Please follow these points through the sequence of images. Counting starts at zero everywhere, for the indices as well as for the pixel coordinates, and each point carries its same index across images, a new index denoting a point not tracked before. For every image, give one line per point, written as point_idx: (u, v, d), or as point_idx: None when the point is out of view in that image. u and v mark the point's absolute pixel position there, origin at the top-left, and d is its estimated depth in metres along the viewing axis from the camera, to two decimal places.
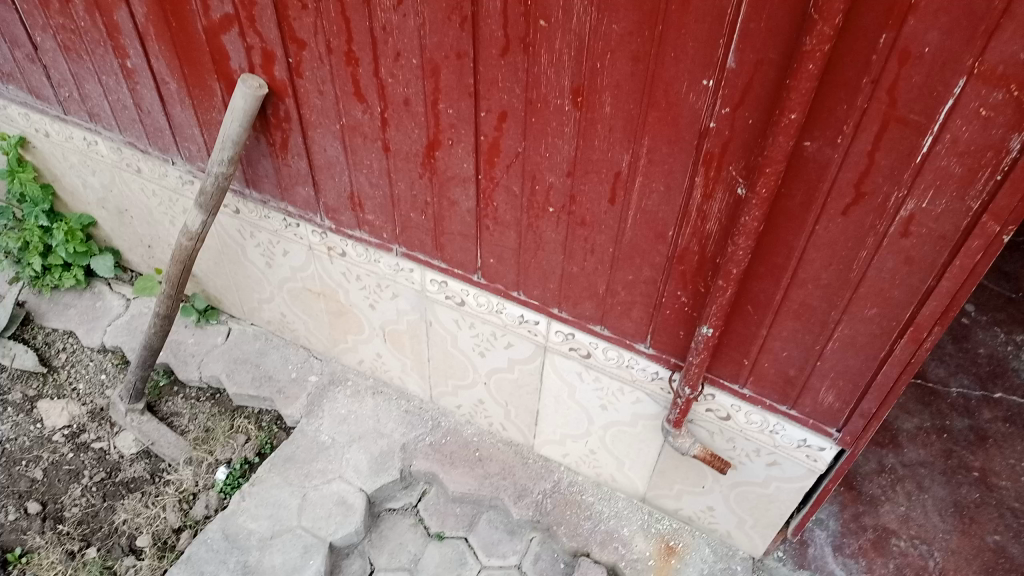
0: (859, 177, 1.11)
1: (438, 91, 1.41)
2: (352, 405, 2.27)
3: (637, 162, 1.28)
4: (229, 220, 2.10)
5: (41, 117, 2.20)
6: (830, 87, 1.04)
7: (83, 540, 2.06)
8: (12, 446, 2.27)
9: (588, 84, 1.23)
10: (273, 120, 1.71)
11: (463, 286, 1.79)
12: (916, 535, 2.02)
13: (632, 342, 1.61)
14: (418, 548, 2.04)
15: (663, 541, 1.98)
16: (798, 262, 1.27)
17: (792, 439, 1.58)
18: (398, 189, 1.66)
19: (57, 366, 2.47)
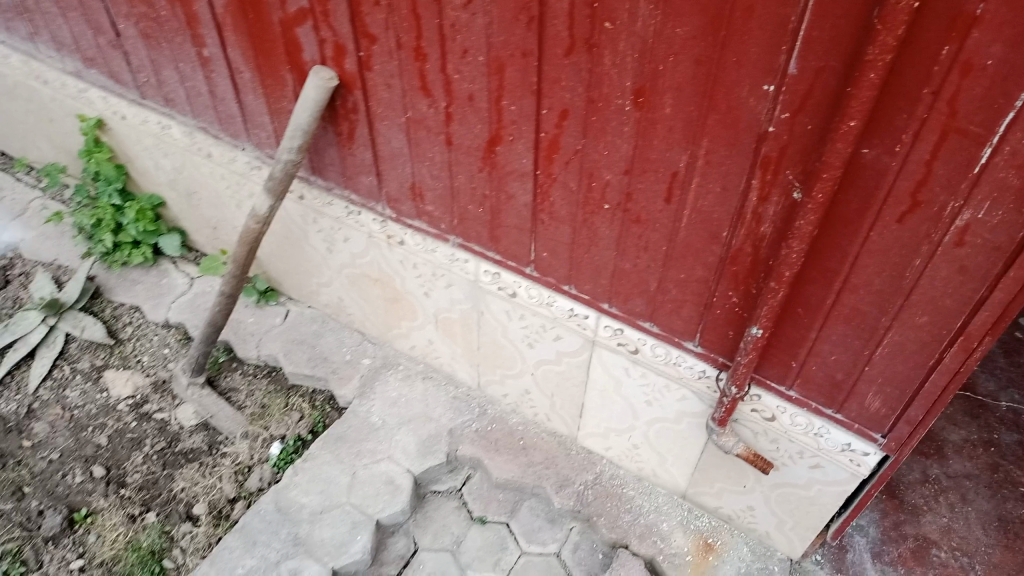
0: (916, 186, 1.13)
1: (502, 88, 1.45)
2: (403, 388, 2.33)
3: (695, 163, 1.31)
4: (293, 205, 2.17)
5: (120, 100, 2.31)
6: (891, 96, 1.06)
7: (144, 504, 2.16)
8: (80, 412, 2.39)
9: (650, 85, 1.26)
10: (341, 111, 1.77)
11: (516, 278, 1.83)
12: (958, 547, 2.02)
13: (679, 340, 1.65)
14: (461, 530, 2.10)
15: (702, 537, 2.01)
16: (850, 268, 1.29)
17: (836, 443, 1.60)
18: (458, 182, 1.71)
19: (123, 338, 2.58)
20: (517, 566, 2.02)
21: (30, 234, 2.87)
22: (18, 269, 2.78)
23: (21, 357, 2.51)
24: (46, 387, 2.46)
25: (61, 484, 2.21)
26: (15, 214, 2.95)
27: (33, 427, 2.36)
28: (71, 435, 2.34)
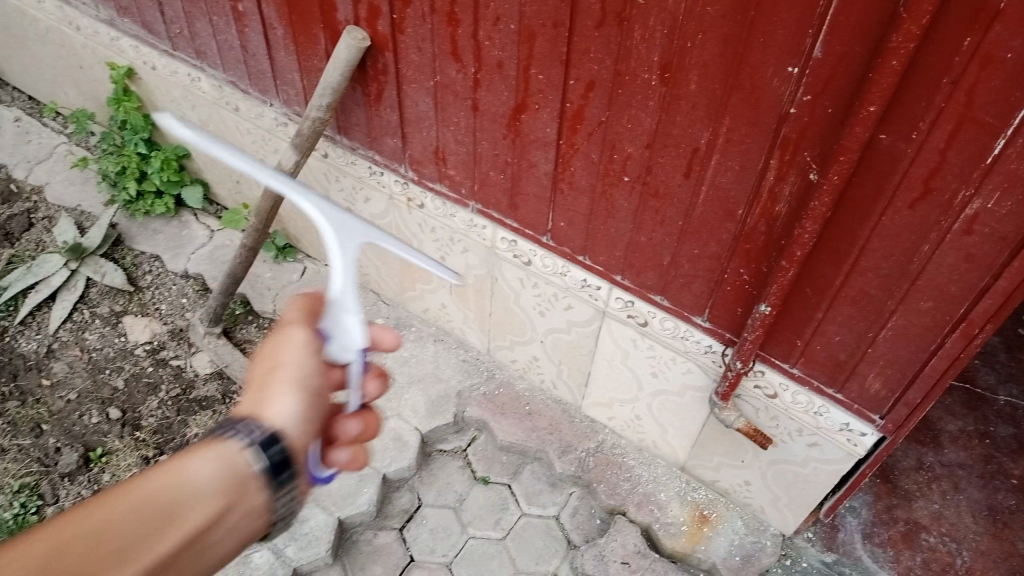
0: (929, 174, 1.16)
1: (531, 57, 1.48)
2: (415, 349, 2.39)
3: (716, 140, 1.34)
4: (317, 163, 2.21)
5: (151, 51, 2.34)
6: (911, 84, 1.09)
7: (157, 448, 2.25)
8: (98, 355, 2.46)
9: (677, 62, 1.29)
10: (371, 72, 1.81)
11: (532, 247, 1.87)
12: (947, 533, 2.07)
13: (689, 315, 1.69)
14: (464, 488, 2.17)
15: (698, 508, 2.07)
16: (860, 250, 1.32)
17: (835, 422, 1.64)
18: (481, 148, 1.74)
19: (142, 286, 2.64)
20: (517, 526, 2.09)
21: (54, 179, 2.92)
22: (42, 212, 2.83)
23: (42, 299, 2.57)
24: (65, 328, 2.52)
25: (78, 423, 2.29)
26: (40, 158, 3.00)
27: (52, 366, 2.43)
28: (89, 376, 2.41)
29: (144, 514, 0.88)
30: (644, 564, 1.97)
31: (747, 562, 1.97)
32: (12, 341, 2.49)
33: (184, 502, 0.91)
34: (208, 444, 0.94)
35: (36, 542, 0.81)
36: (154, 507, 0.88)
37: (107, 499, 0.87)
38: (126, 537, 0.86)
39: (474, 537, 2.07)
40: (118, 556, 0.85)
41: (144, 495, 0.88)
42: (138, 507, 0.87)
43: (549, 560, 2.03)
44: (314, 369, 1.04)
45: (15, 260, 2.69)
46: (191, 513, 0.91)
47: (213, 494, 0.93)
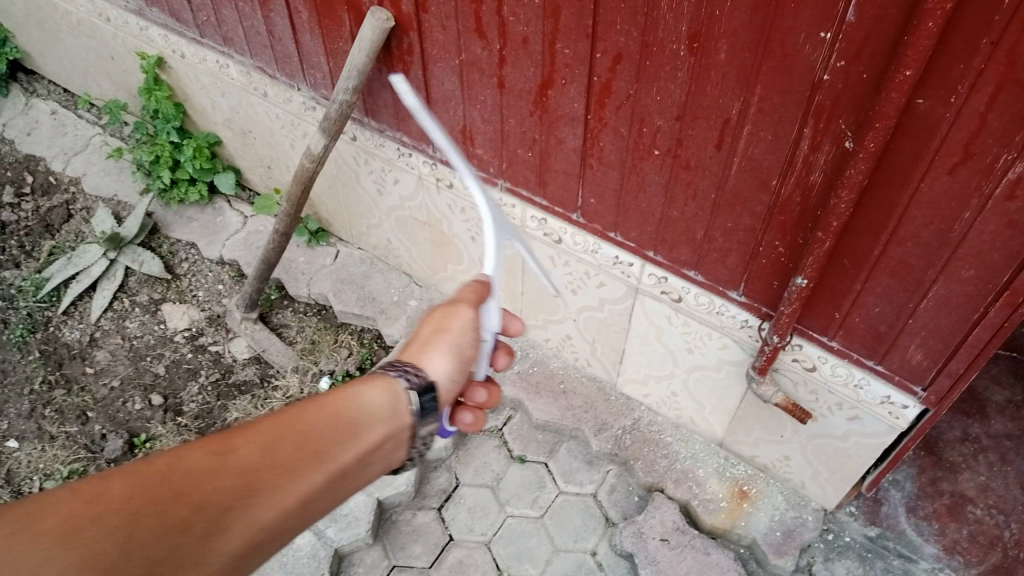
0: (969, 138, 1.12)
1: (556, 31, 1.46)
2: None
3: (748, 110, 1.31)
4: (346, 147, 2.21)
5: (179, 39, 2.35)
6: (949, 46, 1.05)
7: (199, 432, 2.29)
8: (139, 343, 2.50)
9: (705, 30, 1.26)
10: (397, 52, 1.79)
11: (562, 225, 1.86)
12: (995, 505, 2.03)
13: (724, 290, 1.65)
14: (501, 468, 2.18)
15: (737, 484, 2.05)
16: (899, 219, 1.28)
17: (876, 395, 1.61)
18: (509, 125, 1.73)
19: (180, 274, 2.68)
20: (555, 504, 2.10)
21: (91, 170, 2.97)
22: (80, 204, 2.88)
23: (84, 289, 2.62)
24: (106, 317, 2.57)
25: (122, 410, 2.34)
26: (77, 149, 3.05)
27: (95, 354, 2.48)
28: (131, 363, 2.46)
29: (328, 425, 1.07)
30: (683, 540, 1.97)
31: (788, 537, 1.96)
32: (56, 331, 2.54)
33: (359, 421, 1.10)
34: (376, 379, 1.15)
35: (253, 434, 1.00)
36: (336, 420, 1.08)
37: (303, 410, 1.07)
38: (322, 439, 1.05)
39: (513, 515, 2.09)
40: (312, 458, 1.03)
41: (335, 409, 1.09)
42: (324, 421, 1.07)
43: (588, 537, 2.03)
44: (470, 343, 1.26)
45: (57, 251, 2.74)
46: (364, 431, 1.10)
47: (380, 419, 1.12)
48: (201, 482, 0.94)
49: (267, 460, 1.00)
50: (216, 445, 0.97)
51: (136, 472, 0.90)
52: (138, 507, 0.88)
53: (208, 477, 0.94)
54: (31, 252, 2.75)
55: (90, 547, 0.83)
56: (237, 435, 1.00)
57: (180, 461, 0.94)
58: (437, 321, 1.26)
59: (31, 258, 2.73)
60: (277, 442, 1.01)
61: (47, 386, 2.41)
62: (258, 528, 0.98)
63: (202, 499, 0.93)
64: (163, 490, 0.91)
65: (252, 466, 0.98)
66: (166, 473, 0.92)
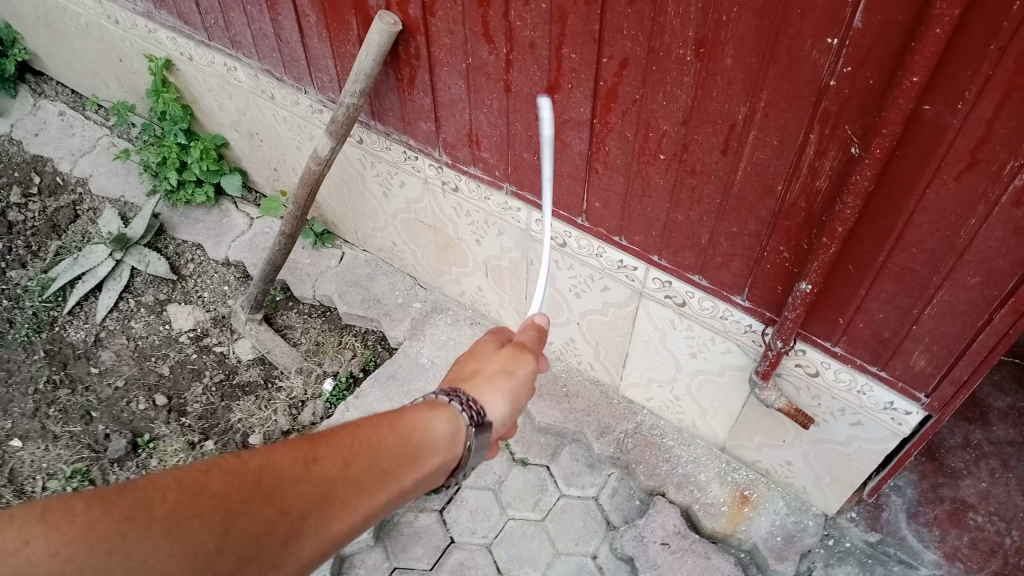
0: (976, 145, 1.13)
1: (564, 36, 1.47)
2: (452, 332, 2.39)
3: (754, 115, 1.32)
4: (352, 149, 2.22)
5: (187, 42, 2.37)
6: (956, 53, 1.06)
7: (203, 433, 2.30)
8: (144, 343, 2.52)
9: (713, 35, 1.27)
10: (404, 56, 1.81)
11: (567, 228, 1.87)
12: (996, 512, 2.03)
13: (728, 294, 1.66)
14: (503, 470, 2.18)
15: (739, 489, 2.06)
16: (904, 225, 1.29)
17: (878, 401, 1.62)
18: (515, 129, 1.74)
19: (185, 275, 2.69)
20: (557, 507, 2.10)
21: (98, 170, 2.98)
22: (87, 204, 2.90)
23: (89, 289, 2.63)
24: (112, 318, 2.58)
25: (127, 410, 2.35)
26: (84, 150, 3.07)
27: (100, 354, 2.49)
28: (136, 364, 2.47)
29: (401, 444, 1.06)
30: (684, 544, 1.97)
31: (789, 542, 1.96)
32: (61, 331, 2.55)
33: (426, 444, 1.09)
34: (440, 407, 1.15)
35: (334, 446, 1.00)
36: (408, 441, 1.07)
37: (378, 427, 1.06)
38: (391, 460, 1.04)
39: (514, 518, 2.09)
40: (384, 475, 1.02)
41: (402, 432, 1.07)
42: (398, 439, 1.06)
43: (589, 541, 2.04)
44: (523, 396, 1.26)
45: (63, 252, 2.76)
46: (430, 456, 1.09)
47: (445, 447, 1.11)
48: (286, 486, 0.92)
49: (347, 473, 0.98)
50: (301, 452, 0.96)
51: (229, 469, 0.90)
52: (230, 505, 0.88)
53: (292, 483, 0.93)
54: (38, 252, 2.76)
55: (189, 538, 0.84)
56: (320, 444, 0.99)
57: (269, 464, 0.93)
58: (505, 359, 1.26)
59: (38, 258, 2.74)
60: (355, 456, 1.00)
61: (51, 386, 2.41)
62: (331, 539, 0.96)
63: (286, 503, 0.92)
64: (253, 491, 0.90)
65: (333, 476, 0.97)
66: (256, 474, 0.91)
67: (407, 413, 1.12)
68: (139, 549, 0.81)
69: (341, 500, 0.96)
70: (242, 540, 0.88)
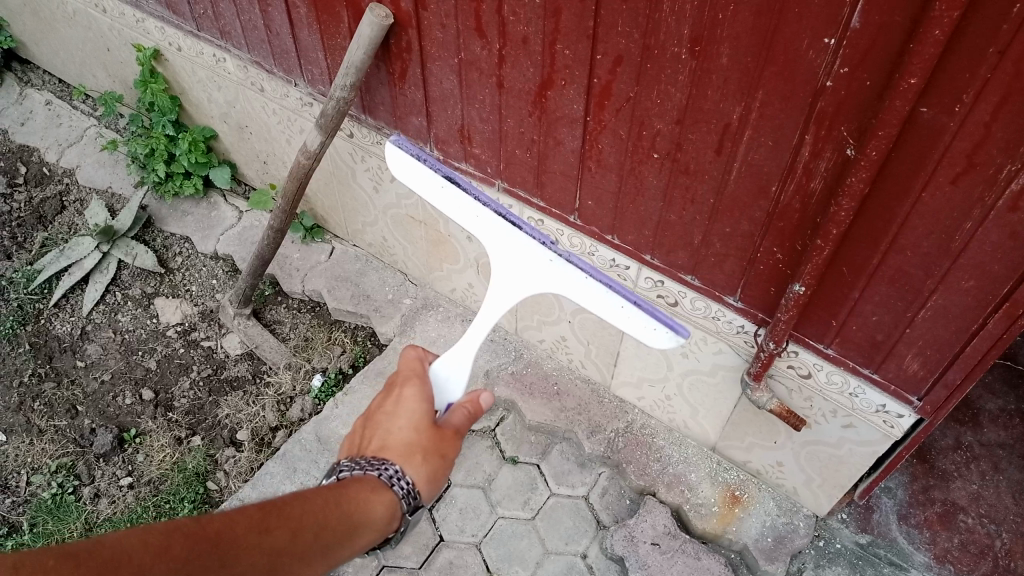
0: (973, 148, 1.12)
1: (557, 32, 1.45)
2: (443, 328, 2.36)
3: (749, 115, 1.30)
4: (343, 143, 2.20)
5: (176, 32, 2.33)
6: (955, 54, 1.05)
7: (190, 428, 2.28)
8: (131, 337, 2.49)
9: (708, 34, 1.25)
10: (395, 50, 1.78)
11: (559, 226, 1.84)
12: (987, 514, 2.03)
13: (720, 295, 1.65)
14: (493, 469, 2.17)
15: (730, 489, 2.05)
16: (899, 227, 1.28)
17: (871, 403, 1.61)
18: (508, 126, 1.71)
19: (173, 268, 2.66)
20: (547, 506, 2.09)
21: (85, 161, 2.94)
22: (74, 195, 2.86)
23: (75, 281, 2.60)
24: (98, 311, 2.55)
25: (112, 404, 2.33)
26: (71, 140, 3.03)
27: (86, 348, 2.47)
28: (122, 357, 2.44)
29: (347, 520, 1.08)
30: (674, 544, 1.96)
31: (779, 543, 1.95)
32: (47, 324, 2.52)
33: (370, 520, 1.12)
34: (382, 489, 1.16)
35: (286, 516, 1.03)
36: (352, 519, 1.09)
37: (325, 501, 1.08)
38: (331, 538, 1.06)
39: (504, 517, 2.08)
40: (326, 551, 1.06)
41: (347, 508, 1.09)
42: (342, 514, 1.08)
43: (579, 540, 2.03)
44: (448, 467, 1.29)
45: (49, 243, 2.72)
46: (369, 532, 1.11)
47: (387, 521, 1.14)
48: (238, 556, 0.97)
49: (294, 546, 1.02)
50: (254, 523, 1.00)
51: (187, 534, 0.94)
52: (189, 569, 0.92)
53: (242, 554, 0.98)
54: (23, 243, 2.73)
55: None
56: (272, 516, 1.02)
57: (225, 531, 0.98)
58: (434, 437, 1.26)
59: (24, 249, 2.71)
60: (301, 532, 1.03)
61: (36, 379, 2.39)
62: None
63: (237, 571, 0.97)
64: (209, 557, 0.95)
65: (280, 551, 1.01)
66: (212, 539, 0.96)
67: (354, 487, 1.13)
68: None
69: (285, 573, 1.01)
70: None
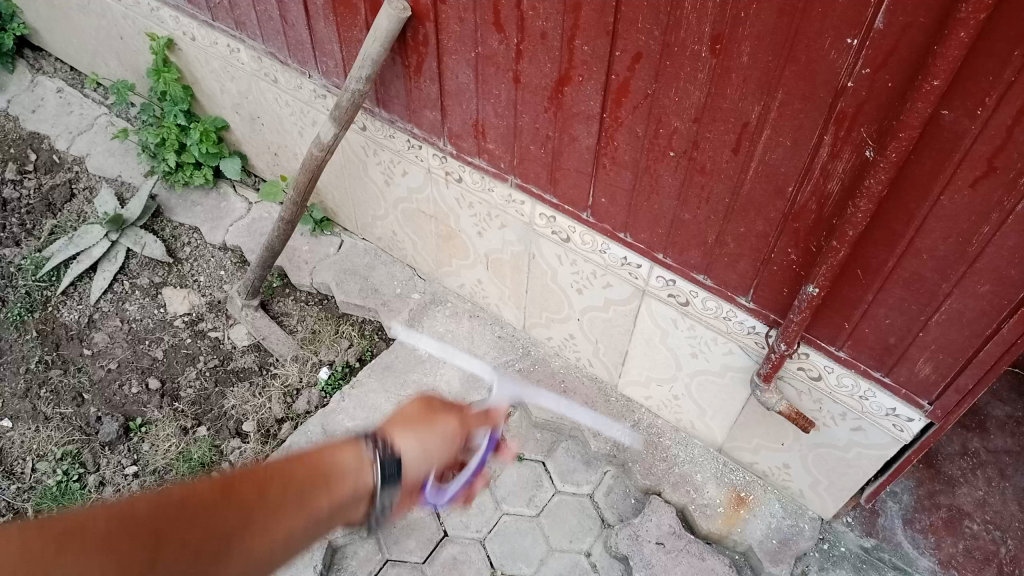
0: (994, 151, 1.11)
1: (576, 28, 1.44)
2: (450, 324, 2.38)
3: (768, 115, 1.30)
4: (355, 136, 2.20)
5: (191, 21, 2.33)
6: (979, 57, 1.04)
7: (196, 419, 2.28)
8: (138, 326, 2.49)
9: (729, 32, 1.25)
10: (412, 43, 1.78)
11: (571, 223, 1.84)
12: (992, 521, 2.02)
13: (732, 295, 1.64)
14: (499, 465, 2.18)
15: (736, 490, 2.05)
16: (915, 231, 1.28)
17: (881, 407, 1.61)
18: (523, 121, 1.71)
19: (182, 258, 2.66)
20: (551, 505, 2.10)
21: (95, 149, 2.94)
22: (83, 183, 2.86)
23: (83, 269, 2.59)
24: (105, 299, 2.55)
25: (119, 393, 2.33)
26: (82, 128, 3.02)
27: (93, 336, 2.46)
28: (129, 346, 2.44)
29: (318, 470, 1.13)
30: (679, 544, 1.96)
31: (784, 546, 1.96)
32: (54, 311, 2.52)
33: (343, 470, 1.16)
34: (353, 445, 1.19)
35: (254, 474, 1.05)
36: (325, 468, 1.14)
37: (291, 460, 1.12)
38: (303, 485, 1.10)
39: (508, 513, 2.08)
40: (303, 499, 1.09)
41: (316, 460, 1.15)
42: (313, 466, 1.13)
43: (583, 538, 2.03)
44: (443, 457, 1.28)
45: (57, 231, 2.71)
46: (346, 482, 1.15)
47: (361, 470, 1.17)
48: (204, 511, 0.97)
49: (267, 500, 1.04)
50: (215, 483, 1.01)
51: (151, 500, 0.94)
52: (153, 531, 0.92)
53: (214, 507, 0.98)
54: (32, 230, 2.72)
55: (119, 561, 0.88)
56: (236, 474, 1.04)
57: (191, 491, 0.97)
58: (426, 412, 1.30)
59: (32, 237, 2.70)
60: (268, 487, 1.06)
61: (43, 366, 2.39)
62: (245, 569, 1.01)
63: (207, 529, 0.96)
64: (172, 515, 0.94)
65: (252, 502, 1.02)
66: (177, 502, 0.95)
67: (316, 447, 1.17)
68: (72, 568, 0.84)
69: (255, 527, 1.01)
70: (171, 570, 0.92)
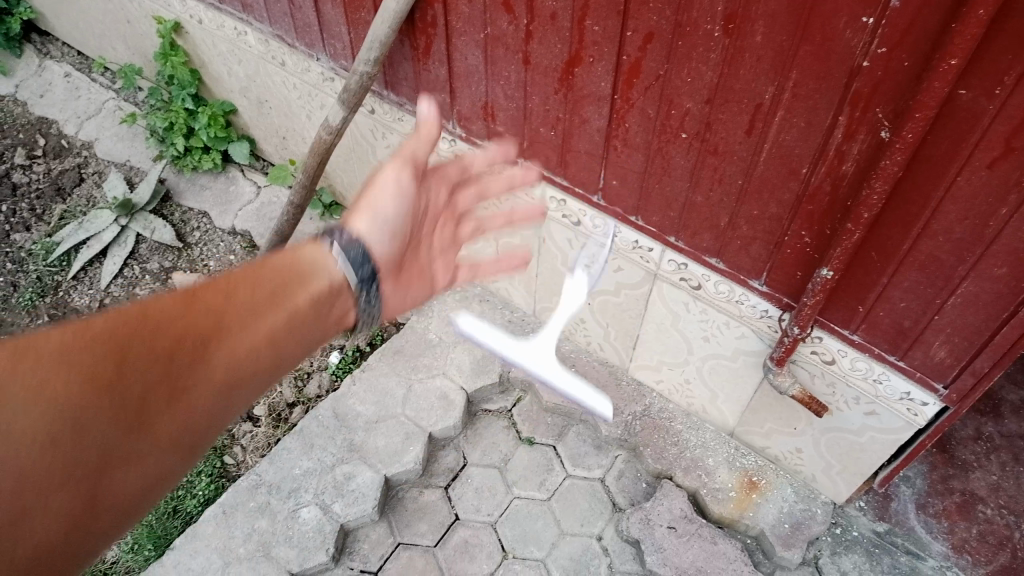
0: (1011, 132, 1.09)
1: (586, 7, 1.42)
2: (461, 308, 2.38)
3: (781, 96, 1.28)
4: (364, 120, 2.18)
5: (198, 5, 2.32)
6: (998, 35, 1.02)
7: None
8: None
9: (742, 11, 1.23)
10: (420, 24, 1.76)
11: (582, 206, 1.82)
12: (1006, 506, 2.00)
13: (745, 279, 1.63)
14: (509, 449, 2.19)
15: (747, 474, 2.04)
16: (931, 213, 1.26)
17: (895, 391, 1.59)
18: (533, 103, 1.69)
19: (191, 242, 2.65)
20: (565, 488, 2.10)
21: (104, 134, 2.93)
22: (92, 168, 2.86)
23: (94, 255, 2.59)
24: (116, 284, 2.55)
25: None
26: (90, 113, 3.02)
27: None
28: None
29: (293, 270, 1.29)
30: (690, 528, 1.95)
31: (796, 530, 1.95)
32: (66, 296, 2.52)
33: (314, 268, 1.32)
34: (321, 243, 1.35)
35: (235, 280, 1.21)
36: (301, 269, 1.30)
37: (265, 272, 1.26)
38: (274, 320, 1.21)
39: (519, 497, 2.09)
40: (275, 300, 1.23)
41: (303, 255, 1.32)
42: (291, 265, 1.30)
43: (594, 522, 2.03)
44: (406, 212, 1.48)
45: (67, 216, 2.71)
46: (317, 277, 1.31)
47: (324, 264, 1.33)
48: (231, 297, 1.18)
49: (232, 306, 1.17)
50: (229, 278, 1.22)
51: (144, 308, 1.07)
52: (181, 316, 1.09)
53: (211, 306, 1.14)
54: (42, 215, 2.72)
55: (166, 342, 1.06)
56: (223, 278, 1.20)
57: (197, 291, 1.15)
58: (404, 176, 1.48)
59: (42, 222, 2.70)
60: (247, 289, 1.21)
61: None
62: (228, 363, 1.14)
63: (252, 317, 1.18)
64: (202, 306, 1.13)
65: (247, 293, 1.20)
66: (188, 297, 1.13)
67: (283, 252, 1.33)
68: (141, 355, 1.03)
69: (190, 352, 1.08)
70: (124, 394, 1.00)
